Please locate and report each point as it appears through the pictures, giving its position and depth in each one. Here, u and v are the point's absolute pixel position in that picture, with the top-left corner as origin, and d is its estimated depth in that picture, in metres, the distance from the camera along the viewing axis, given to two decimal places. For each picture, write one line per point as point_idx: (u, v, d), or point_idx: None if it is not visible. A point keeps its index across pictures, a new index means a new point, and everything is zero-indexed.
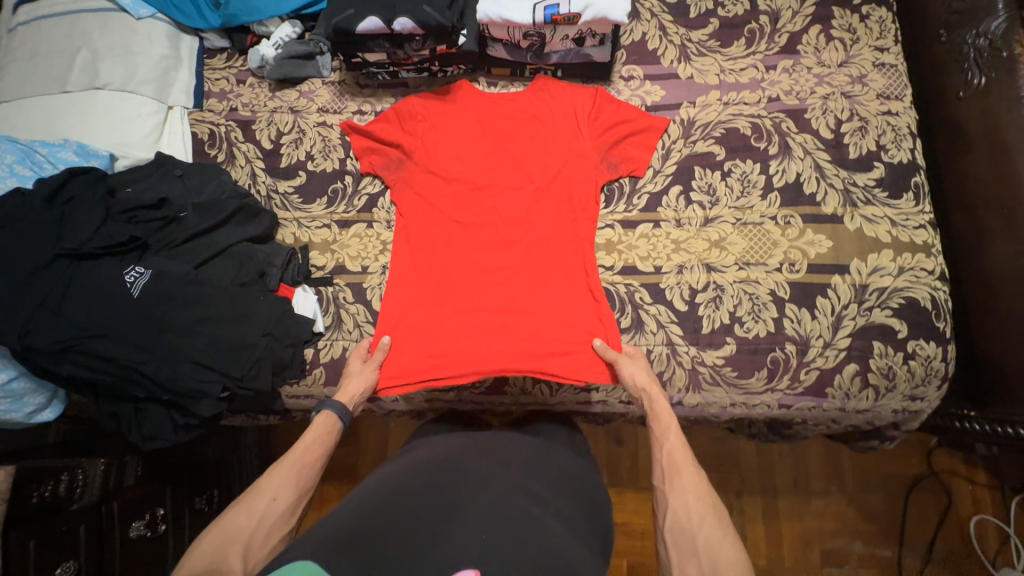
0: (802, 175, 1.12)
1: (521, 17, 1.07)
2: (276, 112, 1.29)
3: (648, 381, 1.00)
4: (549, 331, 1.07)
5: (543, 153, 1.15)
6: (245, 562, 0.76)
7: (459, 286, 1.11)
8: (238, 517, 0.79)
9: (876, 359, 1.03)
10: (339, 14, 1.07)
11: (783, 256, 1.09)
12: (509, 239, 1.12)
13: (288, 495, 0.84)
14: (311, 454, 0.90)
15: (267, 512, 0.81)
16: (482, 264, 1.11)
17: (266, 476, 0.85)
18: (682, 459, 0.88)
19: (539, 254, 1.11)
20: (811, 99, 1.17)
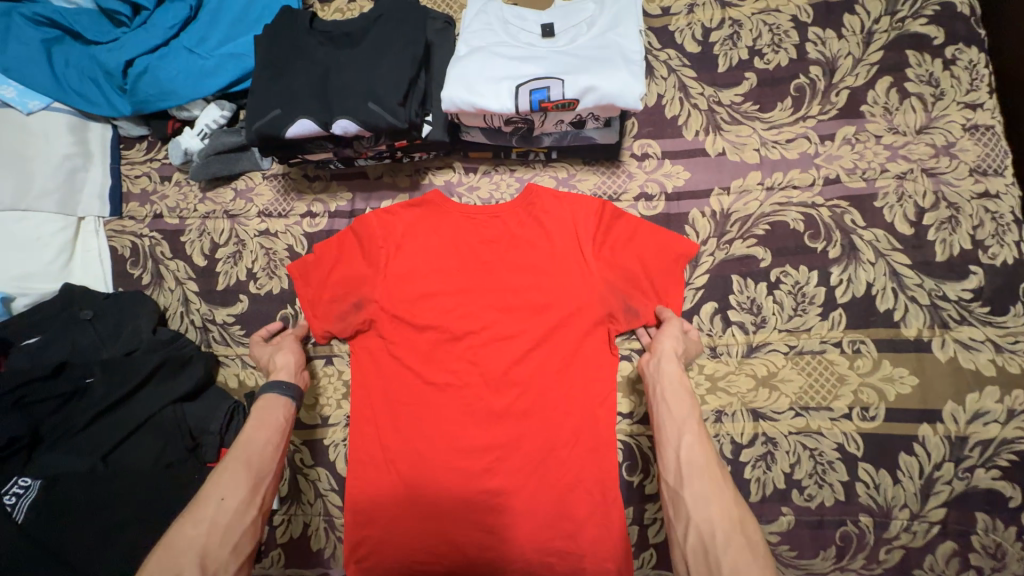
0: (874, 286, 0.87)
1: (499, 105, 0.82)
2: (208, 219, 1.06)
3: (672, 352, 0.82)
4: (552, 528, 0.87)
5: (536, 292, 0.93)
6: (203, 573, 0.67)
7: (433, 471, 0.90)
8: (186, 522, 0.70)
9: (979, 536, 0.80)
10: (263, 115, 0.82)
11: (853, 397, 0.85)
12: (498, 408, 0.90)
13: (234, 491, 0.74)
14: (251, 441, 0.79)
15: (218, 515, 0.72)
16: (466, 442, 0.90)
17: (209, 480, 0.75)
18: (691, 443, 0.71)
19: (537, 426, 0.89)
20: (882, 180, 0.90)
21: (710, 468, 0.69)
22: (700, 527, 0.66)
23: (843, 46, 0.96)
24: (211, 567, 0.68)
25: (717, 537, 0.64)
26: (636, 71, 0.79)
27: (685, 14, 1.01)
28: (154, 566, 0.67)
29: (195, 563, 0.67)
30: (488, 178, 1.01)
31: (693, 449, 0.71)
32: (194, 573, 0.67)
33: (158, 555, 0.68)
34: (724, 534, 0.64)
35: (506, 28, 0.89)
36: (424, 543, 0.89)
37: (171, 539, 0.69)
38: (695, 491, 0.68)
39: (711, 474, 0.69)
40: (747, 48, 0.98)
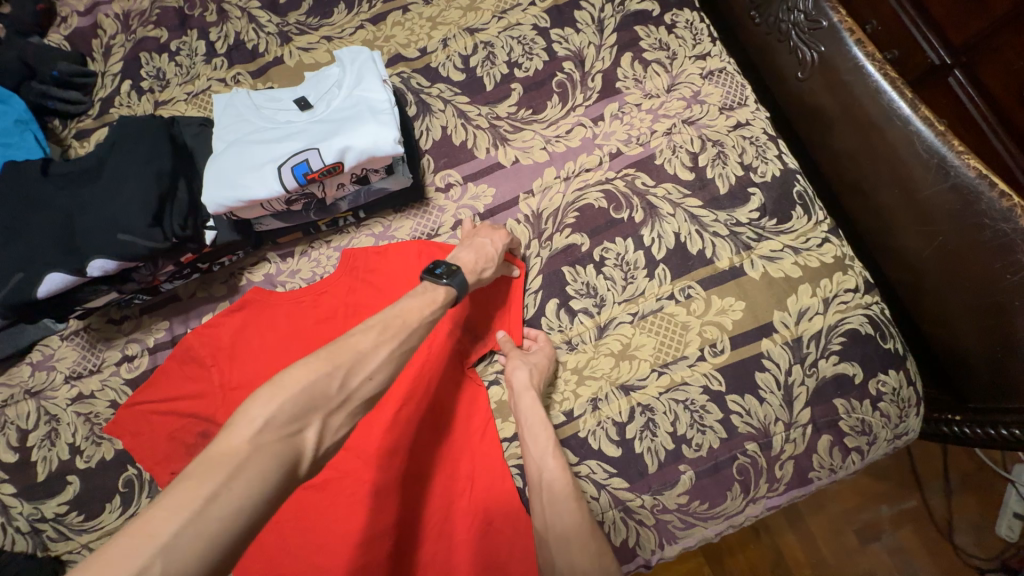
0: (681, 233, 0.94)
1: (267, 191, 0.79)
2: (8, 405, 0.92)
3: (532, 380, 0.83)
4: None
5: None
6: (320, 443, 0.60)
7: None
8: (331, 373, 0.63)
9: (845, 419, 0.86)
10: (4, 283, 0.73)
11: (699, 338, 0.89)
12: (386, 482, 0.85)
13: (390, 363, 0.68)
14: (419, 314, 0.74)
15: (356, 389, 0.64)
16: (361, 535, 0.82)
17: (357, 334, 0.68)
18: (552, 481, 0.76)
19: (431, 483, 0.86)
20: (655, 140, 0.99)
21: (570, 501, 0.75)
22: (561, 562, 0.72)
23: (583, 38, 1.05)
24: (326, 442, 0.61)
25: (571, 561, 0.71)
26: (386, 119, 0.81)
27: (441, 49, 1.06)
28: (296, 396, 0.59)
29: (320, 425, 0.60)
30: (306, 258, 0.98)
31: (554, 488, 0.76)
32: (313, 434, 0.59)
33: (273, 389, 0.59)
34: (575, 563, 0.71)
35: (260, 113, 0.87)
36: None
37: (315, 379, 0.61)
38: (557, 527, 0.73)
39: (570, 511, 0.74)
40: (505, 63, 1.05)
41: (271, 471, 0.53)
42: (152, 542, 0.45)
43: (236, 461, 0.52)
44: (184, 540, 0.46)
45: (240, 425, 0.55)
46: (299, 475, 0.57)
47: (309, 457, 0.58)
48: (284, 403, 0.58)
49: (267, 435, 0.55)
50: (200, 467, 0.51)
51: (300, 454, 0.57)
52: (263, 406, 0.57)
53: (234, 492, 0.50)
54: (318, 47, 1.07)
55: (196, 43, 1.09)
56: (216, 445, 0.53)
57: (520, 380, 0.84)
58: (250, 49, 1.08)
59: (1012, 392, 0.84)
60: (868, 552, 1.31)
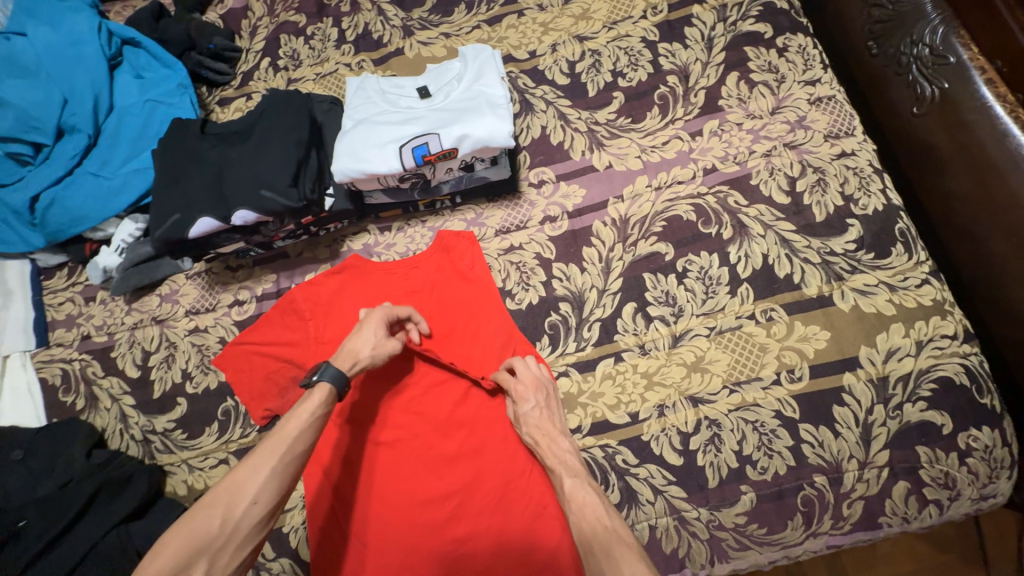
0: (769, 256, 0.93)
1: (387, 167, 0.87)
2: (138, 328, 1.06)
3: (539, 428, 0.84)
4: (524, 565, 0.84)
5: (461, 331, 0.97)
6: None
7: (397, 531, 0.88)
8: (211, 514, 0.63)
9: (927, 469, 0.83)
10: (164, 221, 0.85)
11: (778, 362, 0.88)
12: (453, 452, 0.91)
13: (276, 484, 0.67)
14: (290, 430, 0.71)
15: (242, 520, 0.64)
16: (425, 492, 0.90)
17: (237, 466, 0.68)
18: (578, 505, 0.74)
19: (492, 459, 0.90)
20: (752, 160, 0.99)
21: (600, 520, 0.71)
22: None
23: (690, 54, 1.07)
24: None
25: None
26: (502, 114, 0.87)
27: (550, 54, 1.12)
28: (170, 552, 0.60)
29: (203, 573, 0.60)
30: (402, 233, 1.05)
31: (584, 510, 0.73)
32: None
33: (155, 552, 0.60)
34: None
35: (385, 97, 0.96)
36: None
37: (195, 529, 0.62)
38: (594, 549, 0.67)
39: (602, 533, 0.69)
40: (609, 72, 1.09)
41: None
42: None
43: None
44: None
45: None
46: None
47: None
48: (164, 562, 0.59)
49: None
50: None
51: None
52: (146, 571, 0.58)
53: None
54: (437, 42, 1.15)
55: (329, 30, 1.20)
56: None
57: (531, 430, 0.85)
58: (376, 39, 1.18)
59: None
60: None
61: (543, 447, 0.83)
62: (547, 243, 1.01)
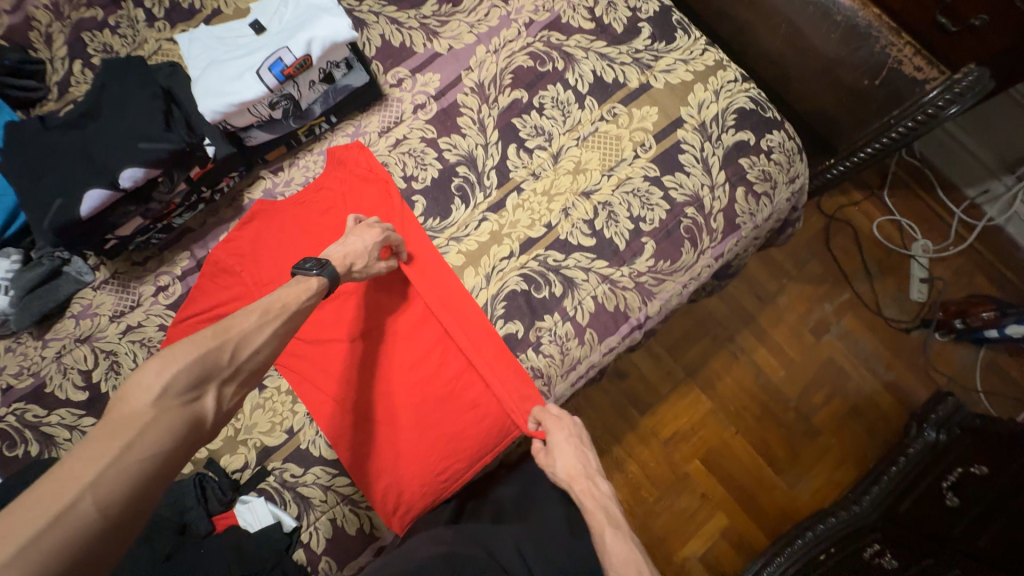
0: (597, 70, 1.16)
1: (253, 92, 0.94)
2: (63, 355, 1.02)
3: (573, 468, 0.90)
4: (504, 383, 1.01)
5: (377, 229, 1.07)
6: (218, 405, 0.64)
7: (392, 401, 1.00)
8: (222, 341, 0.66)
9: (751, 172, 1.12)
10: (49, 210, 0.85)
11: (632, 143, 1.12)
12: (412, 320, 1.03)
13: (277, 341, 0.72)
14: (298, 299, 0.77)
15: (246, 358, 0.68)
16: (403, 363, 1.01)
17: (241, 312, 0.70)
18: (620, 558, 0.76)
19: (447, 315, 1.03)
20: (557, 4, 1.20)
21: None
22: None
23: None
24: (223, 407, 0.65)
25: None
26: (337, 12, 0.97)
27: None
28: (183, 362, 0.61)
29: (216, 393, 0.64)
30: (296, 167, 1.12)
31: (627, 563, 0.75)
32: (211, 400, 0.63)
33: (167, 356, 0.61)
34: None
35: (224, 42, 1.01)
36: (424, 459, 0.99)
37: (207, 349, 0.64)
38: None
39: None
40: None
41: (160, 445, 0.56)
42: (76, 484, 0.50)
43: (141, 423, 0.56)
44: (111, 480, 0.52)
45: (136, 391, 0.58)
46: (209, 428, 0.63)
47: (210, 416, 0.62)
48: (177, 370, 0.61)
49: (169, 400, 0.59)
50: (101, 430, 0.55)
51: (200, 414, 0.61)
52: (158, 374, 0.59)
53: (147, 447, 0.55)
54: None
55: (134, 13, 1.18)
56: (115, 407, 0.56)
57: (566, 465, 0.91)
58: (188, 7, 1.19)
59: (862, 95, 1.13)
60: (822, 342, 1.72)
61: (578, 489, 0.88)
62: (426, 126, 1.14)
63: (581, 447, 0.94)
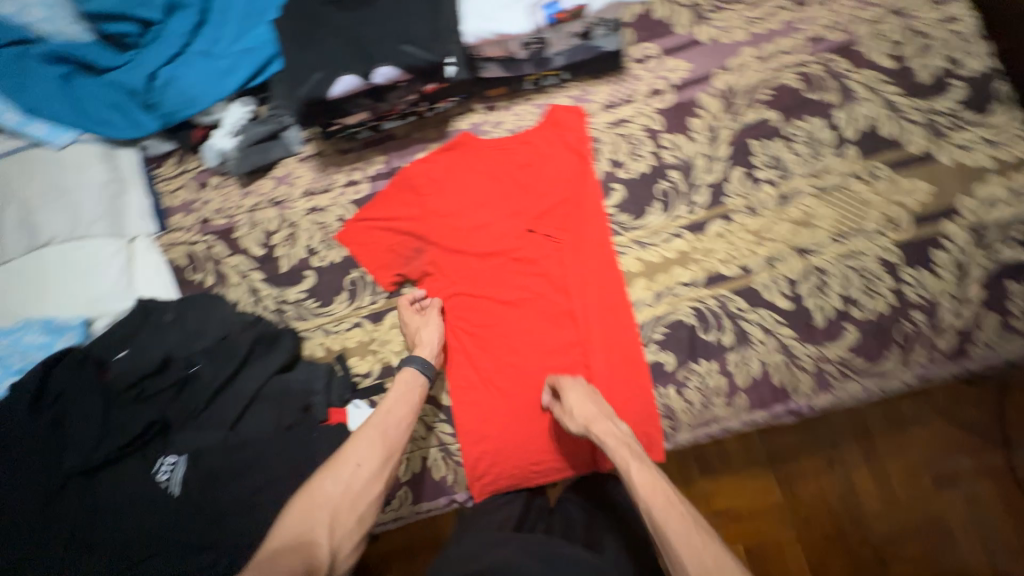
0: (875, 118, 0.98)
1: (518, 27, 0.91)
2: (256, 210, 1.10)
3: (587, 409, 0.86)
4: (628, 408, 0.95)
5: (562, 203, 1.02)
6: (332, 537, 0.73)
7: (516, 375, 0.98)
8: (333, 480, 0.77)
9: (1016, 301, 0.91)
10: (304, 81, 0.88)
11: (881, 215, 0.95)
12: (563, 307, 0.98)
13: (378, 461, 0.82)
14: (394, 417, 0.86)
15: (356, 489, 0.78)
16: (540, 344, 0.98)
17: (350, 442, 0.83)
18: (646, 488, 0.74)
19: (599, 316, 0.97)
20: (858, 28, 1.02)
21: (684, 519, 0.69)
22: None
23: None
24: (338, 538, 0.74)
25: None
26: None
27: None
28: (299, 514, 0.73)
29: (327, 523, 0.74)
30: (510, 111, 1.09)
31: (654, 492, 0.73)
32: (321, 532, 0.72)
33: (292, 511, 0.74)
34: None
35: None
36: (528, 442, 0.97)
37: (304, 496, 0.75)
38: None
39: (663, 504, 0.72)
40: None
41: None
42: None
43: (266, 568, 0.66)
44: None
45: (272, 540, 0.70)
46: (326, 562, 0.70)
47: (325, 551, 0.71)
48: (297, 520, 0.73)
49: (282, 544, 0.69)
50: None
51: (317, 551, 0.70)
52: (286, 525, 0.72)
53: None
54: None
55: None
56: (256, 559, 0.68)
57: (580, 409, 0.87)
58: None
59: None
60: None
61: (596, 430, 0.83)
62: (655, 115, 1.05)
63: (595, 394, 0.90)
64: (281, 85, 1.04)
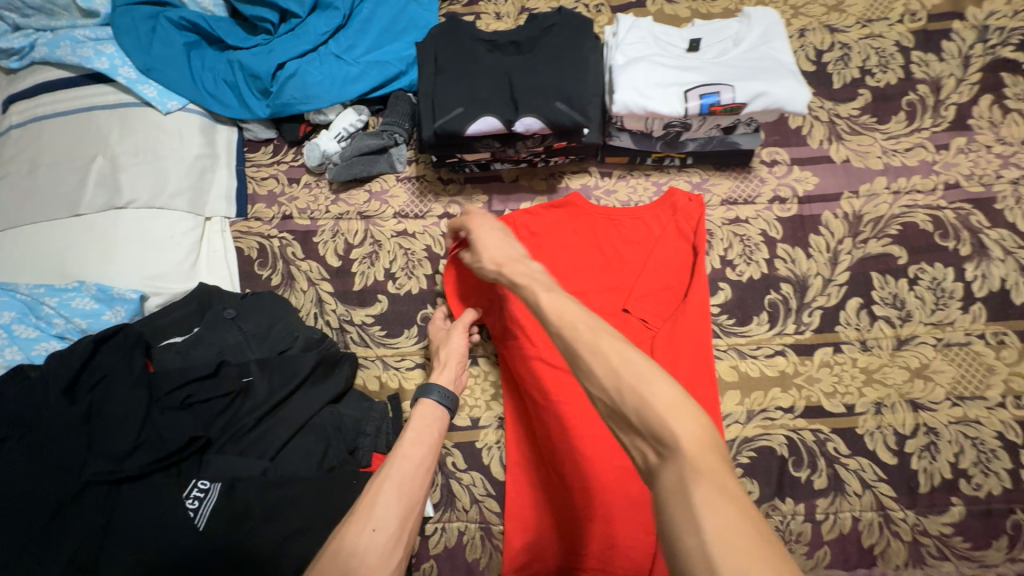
0: (1008, 281, 0.93)
1: (670, 109, 0.86)
2: (342, 219, 1.05)
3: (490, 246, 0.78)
4: None
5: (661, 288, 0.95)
6: None
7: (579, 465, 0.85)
8: (346, 549, 0.60)
9: None
10: (443, 113, 0.85)
11: (1004, 386, 0.88)
12: None
13: (401, 519, 0.64)
14: (416, 459, 0.71)
15: (377, 556, 0.60)
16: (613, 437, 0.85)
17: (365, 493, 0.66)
18: (552, 312, 0.61)
19: None
20: (999, 184, 0.99)
21: (582, 325, 0.59)
22: (658, 436, 0.50)
23: (945, 68, 1.06)
24: None
25: (652, 412, 0.50)
26: (800, 79, 0.86)
27: (797, 38, 1.10)
28: None
29: None
30: (624, 182, 1.05)
31: (559, 311, 0.61)
32: None
33: None
34: (657, 395, 0.52)
35: (657, 43, 0.94)
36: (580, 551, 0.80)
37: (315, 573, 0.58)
38: (626, 396, 0.52)
39: (581, 326, 0.59)
40: (858, 68, 1.08)
41: None
42: None
43: None
44: None
45: None
46: None
47: None
48: None
49: None
50: None
51: None
52: None
53: None
54: (682, 2, 1.13)
55: None
56: None
57: (485, 251, 0.77)
58: None
59: None
60: None
61: (509, 271, 0.72)
62: (775, 223, 1.00)
63: (508, 238, 0.79)
64: (402, 101, 1.05)
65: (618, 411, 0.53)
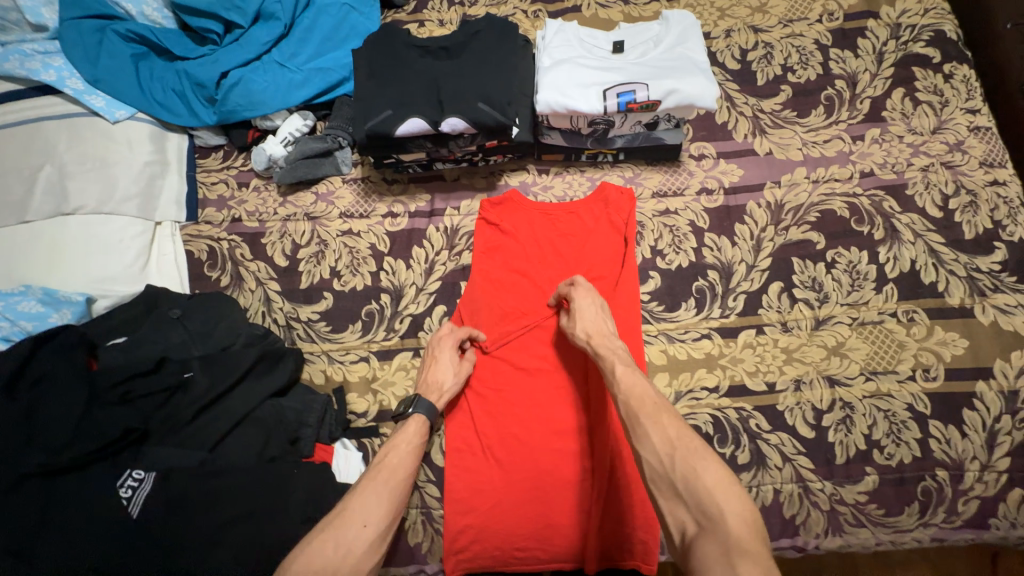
0: (917, 262, 0.99)
1: (589, 106, 0.91)
2: (290, 221, 1.08)
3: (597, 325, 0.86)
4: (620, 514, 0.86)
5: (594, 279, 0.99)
6: None
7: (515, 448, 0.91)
8: (335, 541, 0.66)
9: None
10: (375, 115, 0.89)
11: (914, 360, 0.93)
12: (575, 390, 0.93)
13: (382, 518, 0.70)
14: (405, 470, 0.77)
15: (362, 550, 0.66)
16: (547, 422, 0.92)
17: (356, 494, 0.72)
18: (631, 384, 0.74)
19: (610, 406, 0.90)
20: (909, 172, 1.05)
21: (650, 398, 0.71)
22: (705, 507, 0.57)
23: (860, 64, 1.13)
24: None
25: (701, 482, 0.59)
26: (710, 76, 0.91)
27: (724, 39, 1.16)
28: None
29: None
30: (561, 178, 1.10)
31: (634, 386, 0.73)
32: None
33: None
34: (701, 466, 0.61)
35: (583, 45, 0.99)
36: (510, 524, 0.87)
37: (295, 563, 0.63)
38: (679, 465, 0.62)
39: (649, 401, 0.71)
40: (780, 66, 1.14)
41: None
42: None
43: None
44: None
45: None
46: None
47: None
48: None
49: None
50: None
51: None
52: None
53: None
54: (615, 6, 1.19)
55: None
56: None
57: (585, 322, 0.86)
58: None
59: None
60: None
61: (597, 343, 0.84)
62: (702, 213, 1.05)
63: (604, 313, 0.88)
64: (345, 106, 1.09)
65: (673, 476, 0.62)
